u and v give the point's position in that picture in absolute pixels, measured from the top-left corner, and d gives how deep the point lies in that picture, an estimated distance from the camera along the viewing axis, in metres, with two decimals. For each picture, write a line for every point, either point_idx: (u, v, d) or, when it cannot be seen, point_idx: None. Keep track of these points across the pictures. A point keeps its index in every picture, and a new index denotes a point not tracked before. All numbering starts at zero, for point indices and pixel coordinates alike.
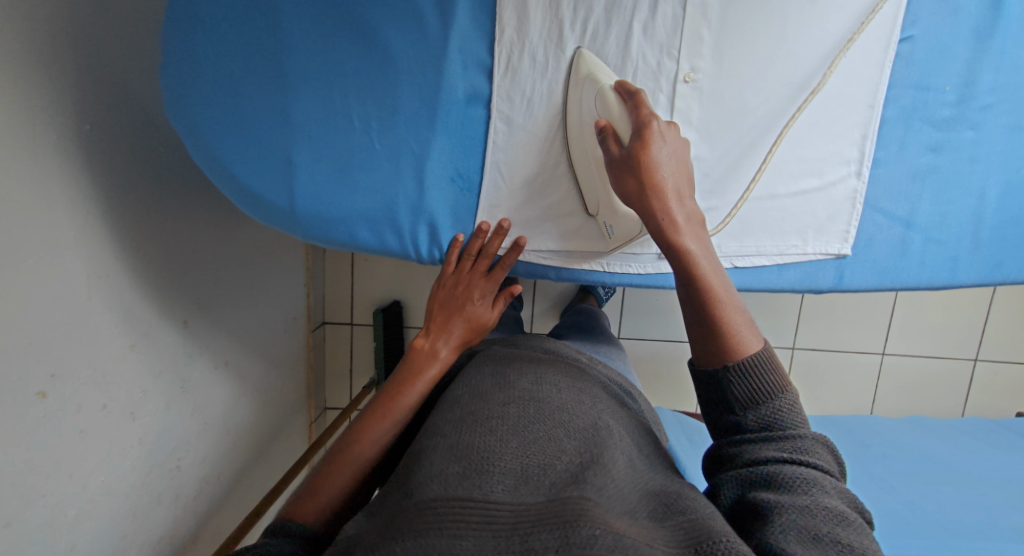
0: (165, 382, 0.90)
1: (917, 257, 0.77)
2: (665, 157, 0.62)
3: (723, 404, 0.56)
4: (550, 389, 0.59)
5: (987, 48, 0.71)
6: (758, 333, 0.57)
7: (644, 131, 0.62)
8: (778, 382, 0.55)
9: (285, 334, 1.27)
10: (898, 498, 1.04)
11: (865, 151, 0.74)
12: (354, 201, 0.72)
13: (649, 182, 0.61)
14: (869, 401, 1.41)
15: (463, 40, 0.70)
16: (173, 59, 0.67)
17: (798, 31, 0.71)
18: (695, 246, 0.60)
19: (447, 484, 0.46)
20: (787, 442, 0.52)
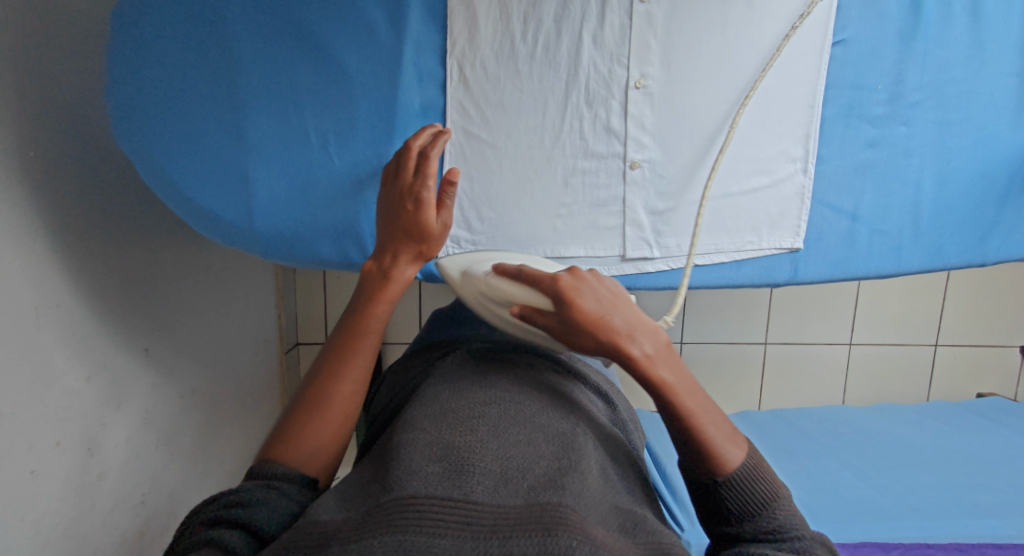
0: (125, 414, 0.87)
1: (864, 247, 0.81)
2: (599, 298, 0.51)
3: (718, 516, 0.51)
4: (528, 395, 0.60)
5: (911, 50, 0.75)
6: (738, 439, 0.52)
7: (561, 293, 0.50)
8: (770, 492, 0.50)
9: (256, 358, 1.24)
10: (869, 483, 1.07)
11: (809, 149, 0.78)
12: (314, 217, 0.72)
13: (607, 339, 0.50)
14: (840, 390, 1.46)
15: (416, 55, 0.71)
16: (122, 83, 0.67)
17: (738, 37, 0.74)
18: (671, 372, 0.51)
19: (427, 482, 0.47)
20: (784, 547, 0.47)
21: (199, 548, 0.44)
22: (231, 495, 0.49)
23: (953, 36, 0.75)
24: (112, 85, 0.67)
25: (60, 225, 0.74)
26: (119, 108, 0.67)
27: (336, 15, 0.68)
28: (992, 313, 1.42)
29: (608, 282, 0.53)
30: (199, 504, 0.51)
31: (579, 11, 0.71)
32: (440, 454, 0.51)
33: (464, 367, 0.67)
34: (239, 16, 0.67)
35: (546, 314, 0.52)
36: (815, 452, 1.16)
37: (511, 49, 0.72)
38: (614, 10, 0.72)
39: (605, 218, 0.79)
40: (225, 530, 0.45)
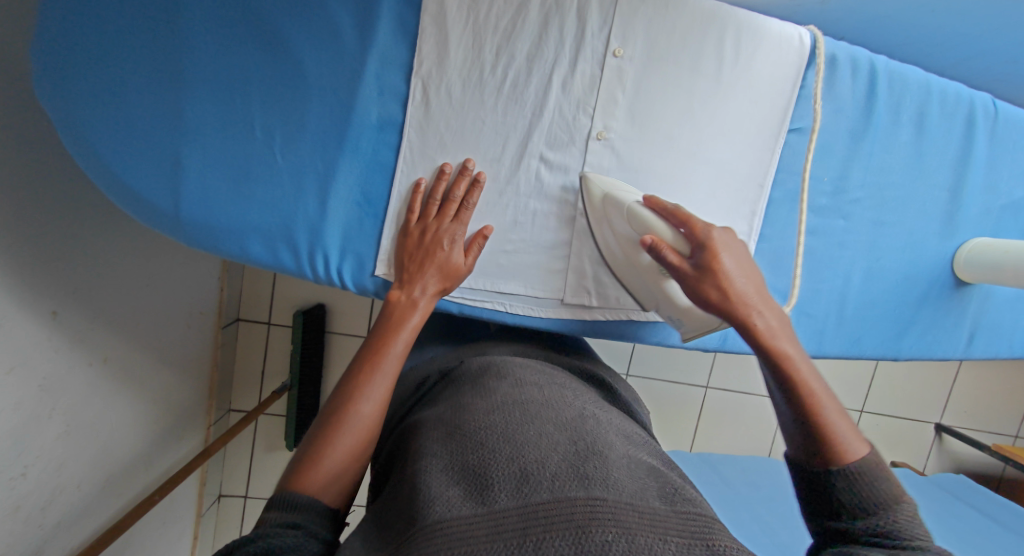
0: (19, 379, 0.80)
1: (790, 328, 0.84)
2: (734, 266, 0.62)
3: (829, 510, 0.53)
4: (528, 392, 0.58)
5: (858, 149, 0.79)
6: (861, 435, 0.55)
7: (706, 243, 0.63)
8: (889, 494, 0.52)
9: (187, 331, 1.19)
10: (775, 540, 1.10)
11: (754, 226, 0.80)
12: (247, 212, 0.69)
13: (732, 291, 0.61)
14: (768, 443, 1.51)
15: (381, 67, 0.69)
16: (52, 38, 0.62)
17: (703, 108, 0.75)
18: (791, 348, 0.59)
19: (449, 505, 0.45)
20: (904, 552, 0.48)
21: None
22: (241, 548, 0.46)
23: (898, 143, 0.79)
24: (40, 39, 0.62)
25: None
26: (46, 62, 0.62)
27: (301, 13, 0.66)
28: (903, 392, 1.50)
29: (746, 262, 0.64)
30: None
31: (552, 53, 0.71)
32: (455, 472, 0.49)
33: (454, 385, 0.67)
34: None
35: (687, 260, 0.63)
36: (730, 501, 1.19)
37: (478, 79, 0.71)
38: (586, 60, 0.72)
39: (549, 261, 0.79)
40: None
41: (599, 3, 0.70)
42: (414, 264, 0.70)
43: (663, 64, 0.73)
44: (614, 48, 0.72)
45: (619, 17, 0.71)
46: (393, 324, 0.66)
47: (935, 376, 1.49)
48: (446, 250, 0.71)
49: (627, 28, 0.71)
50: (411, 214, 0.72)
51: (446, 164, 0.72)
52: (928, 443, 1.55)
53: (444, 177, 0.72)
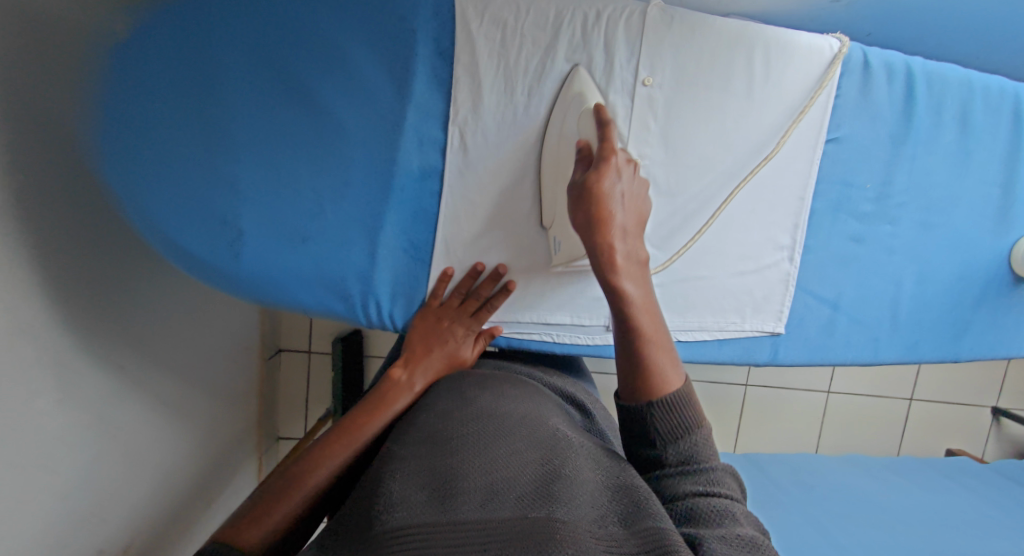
0: (96, 433, 0.84)
1: (841, 337, 0.83)
2: (619, 193, 0.61)
3: (644, 439, 0.56)
4: (509, 411, 0.60)
5: (900, 153, 0.77)
6: (679, 369, 0.57)
7: (602, 163, 0.60)
8: (693, 417, 0.55)
9: (233, 365, 1.22)
10: (832, 542, 1.07)
11: (797, 238, 0.80)
12: (300, 266, 0.72)
13: (601, 217, 0.60)
14: (814, 439, 1.48)
15: (419, 119, 0.71)
16: (110, 118, 0.65)
17: (736, 127, 0.75)
18: (635, 289, 0.60)
19: (413, 512, 0.46)
20: (701, 475, 0.52)
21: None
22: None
23: (941, 143, 0.78)
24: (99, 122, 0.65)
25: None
26: (107, 141, 0.65)
27: (338, 76, 0.67)
28: (955, 380, 1.45)
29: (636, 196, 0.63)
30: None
31: None
32: (422, 479, 0.49)
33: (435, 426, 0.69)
34: (238, 65, 0.66)
35: (585, 170, 0.62)
36: (783, 504, 1.16)
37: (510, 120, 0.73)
38: (618, 92, 0.73)
39: (594, 288, 0.80)
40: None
41: (625, 36, 0.71)
42: (421, 347, 0.75)
43: (694, 88, 0.74)
44: (643, 77, 0.72)
45: (646, 47, 0.72)
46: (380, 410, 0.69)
47: (991, 362, 1.44)
48: (457, 340, 0.77)
49: (654, 57, 0.72)
50: (431, 299, 0.76)
51: (451, 268, 0.76)
52: (985, 430, 1.50)
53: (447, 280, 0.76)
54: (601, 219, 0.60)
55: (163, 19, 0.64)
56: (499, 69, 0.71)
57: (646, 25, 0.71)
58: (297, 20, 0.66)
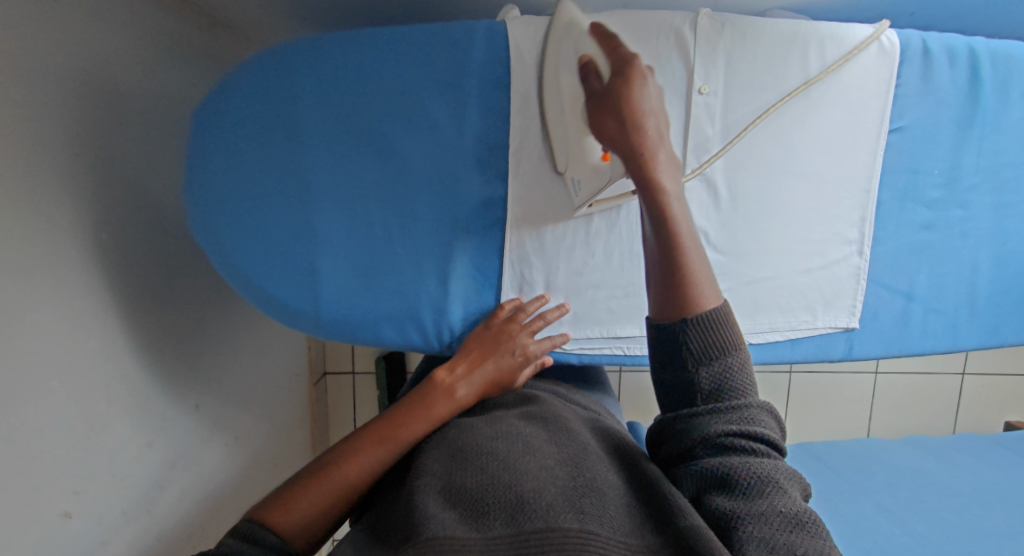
0: (181, 471, 0.90)
1: (920, 326, 0.82)
2: (648, 98, 0.58)
3: (679, 359, 0.54)
4: (535, 424, 0.59)
5: (968, 136, 0.77)
6: (718, 287, 0.55)
7: (626, 70, 0.58)
8: (727, 340, 0.53)
9: (290, 395, 1.24)
10: (907, 530, 1.01)
11: (865, 232, 0.79)
12: (378, 303, 0.75)
13: (631, 123, 0.58)
14: (865, 420, 1.44)
15: (478, 151, 0.74)
16: (200, 185, 0.72)
17: (796, 126, 0.75)
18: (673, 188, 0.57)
19: (445, 525, 0.46)
20: (734, 413, 0.51)
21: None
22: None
23: (1009, 121, 0.77)
24: (189, 188, 0.73)
25: (92, 304, 0.76)
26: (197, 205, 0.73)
27: (405, 116, 0.72)
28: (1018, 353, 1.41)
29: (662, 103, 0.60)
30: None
31: None
32: (452, 494, 0.50)
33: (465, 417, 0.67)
34: (314, 116, 0.71)
35: (604, 80, 0.60)
36: (848, 494, 1.11)
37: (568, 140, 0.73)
38: (673, 102, 0.73)
39: None
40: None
41: (680, 47, 0.71)
42: (475, 351, 0.72)
43: (752, 91, 0.73)
44: (699, 85, 0.72)
45: (700, 55, 0.72)
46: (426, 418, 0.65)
47: None
48: (513, 354, 0.72)
49: (709, 65, 0.72)
50: (499, 311, 0.75)
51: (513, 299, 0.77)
52: None
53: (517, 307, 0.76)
54: (632, 118, 0.58)
55: (249, 80, 0.71)
56: (557, 93, 0.71)
57: (698, 34, 0.71)
58: (365, 67, 0.71)
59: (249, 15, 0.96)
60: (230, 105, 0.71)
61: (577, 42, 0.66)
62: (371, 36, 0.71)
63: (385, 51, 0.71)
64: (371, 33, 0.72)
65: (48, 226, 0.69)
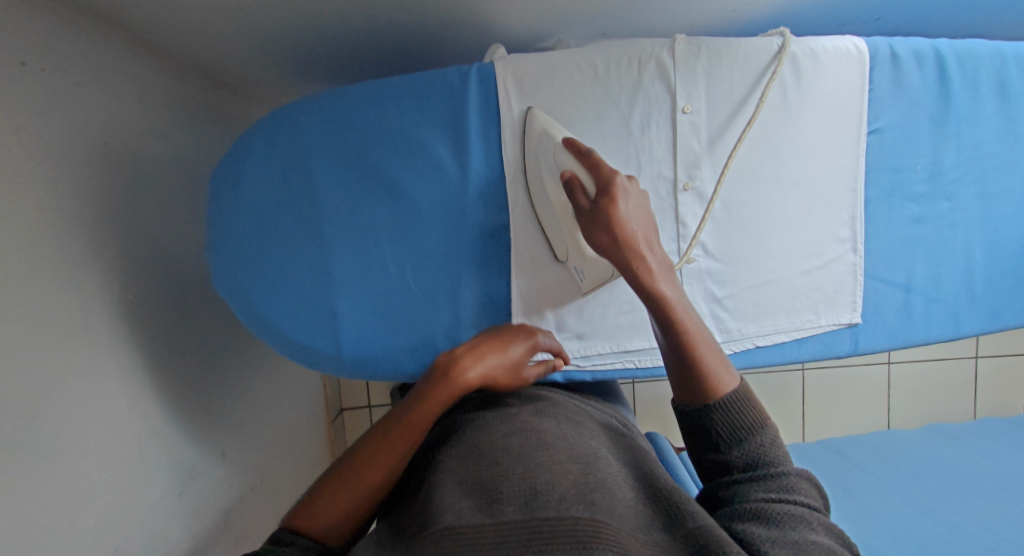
0: (212, 520, 0.92)
1: (921, 317, 0.84)
2: (631, 209, 0.63)
3: (710, 443, 0.57)
4: (550, 422, 0.62)
5: (944, 131, 0.80)
6: (733, 371, 0.60)
7: (609, 187, 0.63)
8: (754, 419, 0.57)
9: (309, 435, 1.26)
10: (939, 521, 1.02)
11: (856, 230, 0.82)
12: (395, 338, 0.79)
13: (624, 238, 0.62)
14: (884, 413, 1.45)
15: (479, 184, 0.78)
16: (222, 239, 0.77)
17: (777, 134, 0.78)
18: (670, 292, 0.62)
19: (461, 514, 0.49)
20: (773, 481, 0.53)
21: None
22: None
23: (984, 115, 0.81)
24: (212, 244, 0.78)
25: (122, 362, 0.79)
26: (219, 258, 0.77)
27: (407, 158, 0.77)
28: None
29: (648, 215, 0.65)
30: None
31: (633, 128, 0.77)
32: (469, 485, 0.53)
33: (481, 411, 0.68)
34: (323, 167, 0.76)
35: (590, 196, 0.65)
36: (877, 488, 1.12)
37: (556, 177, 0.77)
38: (658, 123, 0.77)
39: None
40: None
41: (661, 72, 0.76)
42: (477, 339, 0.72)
43: (732, 105, 0.77)
44: (682, 105, 0.76)
45: (680, 78, 0.76)
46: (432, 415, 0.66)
47: None
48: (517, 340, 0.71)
49: (690, 86, 0.76)
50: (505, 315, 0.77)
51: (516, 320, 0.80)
52: None
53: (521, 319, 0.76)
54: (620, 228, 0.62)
55: (261, 140, 0.76)
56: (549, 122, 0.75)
57: (677, 59, 0.75)
58: (368, 117, 0.76)
59: (253, 74, 1.01)
60: (247, 164, 0.76)
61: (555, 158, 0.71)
62: (370, 89, 0.76)
63: (386, 100, 0.76)
64: (370, 84, 0.77)
65: (82, 293, 0.74)
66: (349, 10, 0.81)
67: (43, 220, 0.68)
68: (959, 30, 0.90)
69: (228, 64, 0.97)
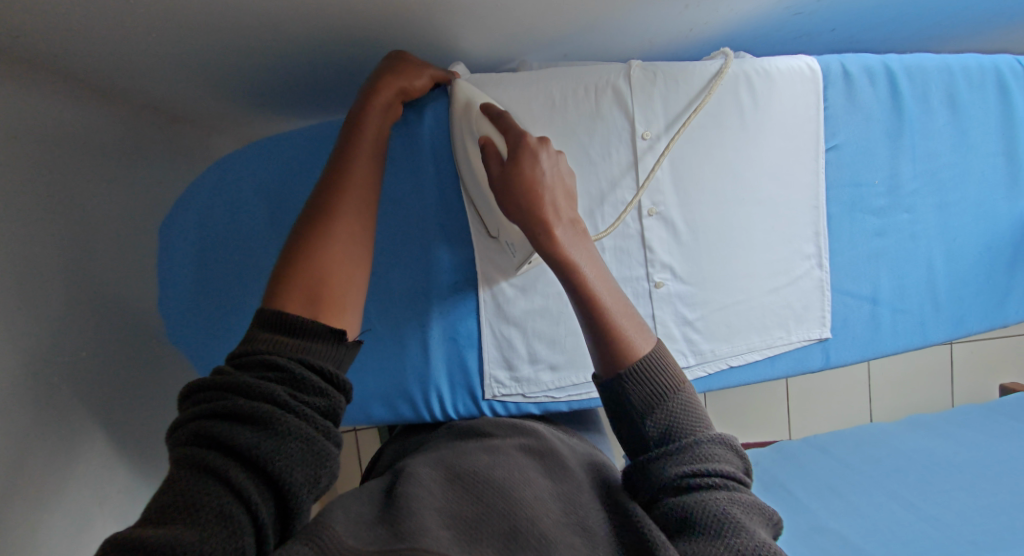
0: None
1: (889, 328, 0.85)
2: (546, 173, 0.61)
3: (625, 414, 0.55)
4: (532, 460, 0.60)
5: (900, 145, 0.82)
6: (648, 334, 0.58)
7: (517, 154, 0.61)
8: (665, 383, 0.54)
9: None
10: (921, 515, 1.01)
11: (821, 246, 0.82)
12: (366, 381, 0.78)
13: (533, 200, 0.60)
14: (865, 409, 1.46)
15: (443, 219, 0.78)
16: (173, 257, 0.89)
17: (737, 155, 0.78)
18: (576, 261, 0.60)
19: (439, 542, 0.45)
20: (687, 452, 0.51)
21: (209, 483, 0.43)
22: (230, 403, 0.46)
23: (936, 128, 0.83)
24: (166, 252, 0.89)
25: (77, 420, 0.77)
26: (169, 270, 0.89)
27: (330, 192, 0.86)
28: None
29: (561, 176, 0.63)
30: (188, 393, 0.48)
31: (594, 157, 0.76)
32: (447, 514, 0.49)
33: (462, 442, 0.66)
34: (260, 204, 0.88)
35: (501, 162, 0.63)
36: (860, 485, 1.12)
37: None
38: (618, 150, 0.76)
39: None
40: (235, 470, 0.44)
41: (619, 100, 0.75)
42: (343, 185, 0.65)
43: (691, 127, 0.77)
44: (641, 132, 0.76)
45: (637, 104, 0.75)
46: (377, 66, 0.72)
47: None
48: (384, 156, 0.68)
49: (648, 112, 0.76)
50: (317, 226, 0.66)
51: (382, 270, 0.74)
52: None
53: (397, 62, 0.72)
54: (530, 199, 0.60)
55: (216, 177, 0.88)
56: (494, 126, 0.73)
57: (633, 86, 0.75)
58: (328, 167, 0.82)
59: (216, 108, 0.99)
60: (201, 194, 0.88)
61: (477, 127, 0.70)
62: (324, 139, 0.82)
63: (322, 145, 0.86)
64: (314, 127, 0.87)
65: (26, 352, 0.70)
66: (301, 45, 0.79)
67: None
68: (910, 39, 0.92)
69: (181, 101, 0.94)
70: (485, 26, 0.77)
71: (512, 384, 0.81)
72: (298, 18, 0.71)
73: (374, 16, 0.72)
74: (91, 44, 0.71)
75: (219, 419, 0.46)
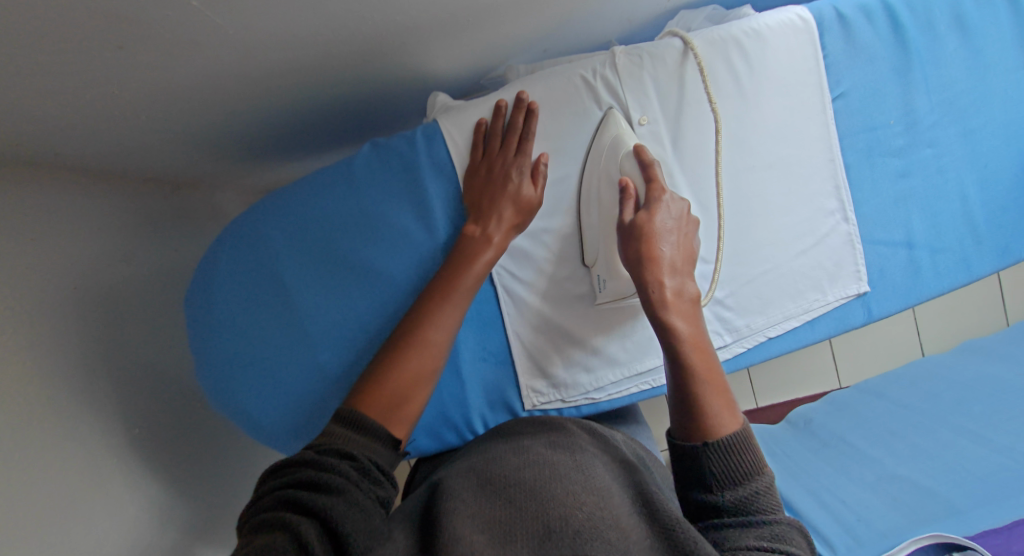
0: None
1: (930, 270, 0.81)
2: (669, 228, 0.62)
3: (699, 482, 0.52)
4: (563, 453, 0.55)
5: (911, 80, 0.78)
6: (739, 415, 0.55)
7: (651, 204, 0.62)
8: (747, 459, 0.51)
9: None
10: (992, 447, 0.97)
11: (843, 199, 0.79)
12: None
13: (652, 248, 0.61)
14: (917, 348, 1.41)
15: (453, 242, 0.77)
16: (207, 333, 0.77)
17: (740, 123, 0.75)
18: (685, 324, 0.59)
19: (473, 547, 0.42)
20: (763, 528, 0.47)
21: (276, 534, 0.44)
22: (301, 474, 0.49)
23: (946, 54, 0.78)
24: (194, 335, 0.78)
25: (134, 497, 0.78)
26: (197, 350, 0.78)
27: (374, 238, 0.76)
28: None
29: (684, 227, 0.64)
30: (264, 479, 0.51)
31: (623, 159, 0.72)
32: (481, 519, 0.46)
33: (491, 445, 0.62)
34: (290, 260, 0.76)
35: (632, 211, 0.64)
36: (923, 425, 1.08)
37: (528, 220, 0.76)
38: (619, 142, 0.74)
39: None
40: (301, 522, 0.45)
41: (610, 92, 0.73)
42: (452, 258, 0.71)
43: (687, 104, 0.74)
44: (637, 119, 0.73)
45: (629, 92, 0.73)
46: (480, 163, 0.73)
47: None
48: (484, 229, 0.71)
49: (641, 98, 0.73)
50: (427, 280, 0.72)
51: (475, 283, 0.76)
52: None
53: (502, 112, 0.72)
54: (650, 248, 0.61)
55: (233, 240, 0.77)
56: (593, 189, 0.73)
57: (620, 74, 0.72)
58: (353, 205, 0.75)
59: (215, 170, 0.99)
60: (223, 267, 0.77)
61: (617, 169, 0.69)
62: (340, 179, 0.76)
63: (348, 183, 0.76)
64: (341, 163, 0.76)
65: (76, 440, 0.72)
66: (286, 95, 0.79)
67: (24, 384, 0.67)
68: None
69: (183, 170, 0.94)
70: (461, 41, 0.75)
71: (550, 391, 0.80)
72: (278, 73, 0.71)
73: (352, 53, 0.72)
74: (84, 136, 0.71)
75: (289, 488, 0.48)
